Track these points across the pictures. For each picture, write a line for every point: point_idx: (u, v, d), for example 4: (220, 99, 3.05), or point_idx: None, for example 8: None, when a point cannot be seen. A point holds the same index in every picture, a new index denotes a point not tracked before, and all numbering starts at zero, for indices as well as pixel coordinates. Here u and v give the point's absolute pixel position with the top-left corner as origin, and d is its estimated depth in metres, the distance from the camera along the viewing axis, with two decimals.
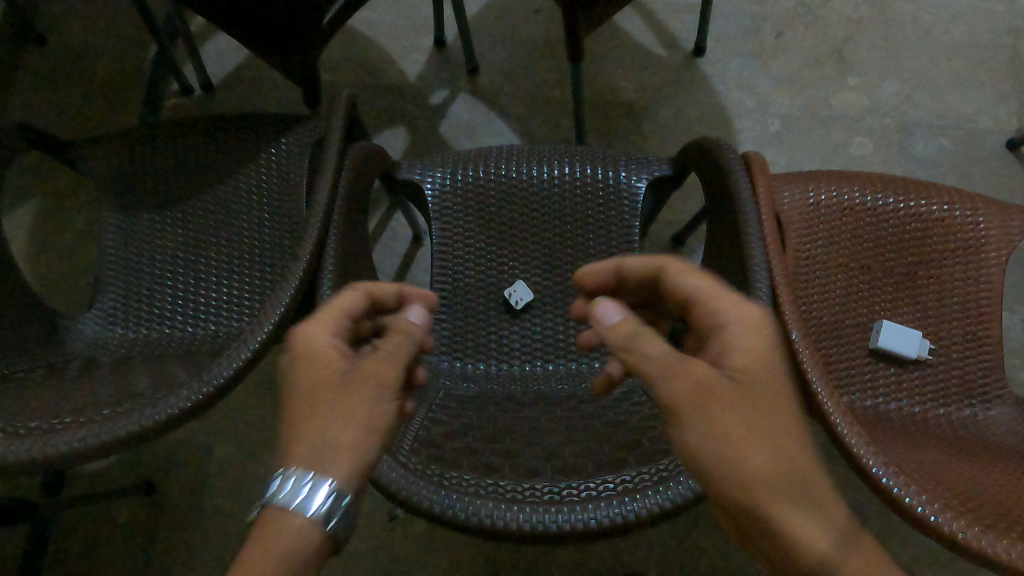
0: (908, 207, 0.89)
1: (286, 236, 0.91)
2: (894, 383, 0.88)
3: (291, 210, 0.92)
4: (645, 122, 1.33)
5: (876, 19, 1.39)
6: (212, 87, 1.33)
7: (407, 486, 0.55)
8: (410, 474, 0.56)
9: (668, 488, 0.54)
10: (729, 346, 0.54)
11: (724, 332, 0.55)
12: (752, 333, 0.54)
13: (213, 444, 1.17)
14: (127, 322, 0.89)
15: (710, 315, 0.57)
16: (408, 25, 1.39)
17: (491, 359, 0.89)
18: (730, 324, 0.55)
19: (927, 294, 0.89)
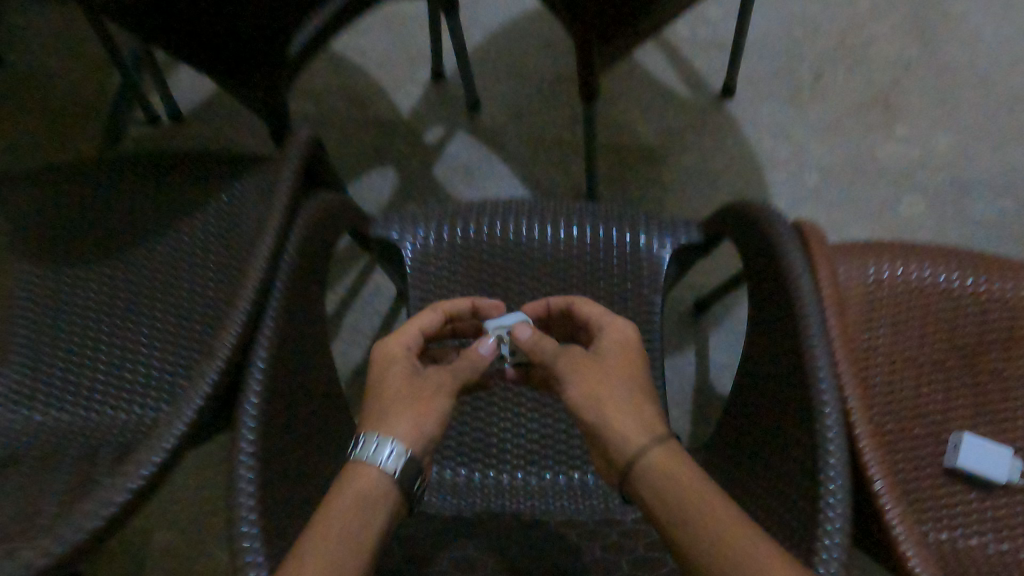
0: (983, 287, 0.75)
1: (225, 292, 0.75)
2: (983, 512, 0.69)
3: (227, 260, 0.76)
4: (665, 169, 1.18)
5: (927, 62, 1.24)
6: (182, 116, 1.19)
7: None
8: None
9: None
10: (596, 370, 0.55)
11: (612, 366, 0.55)
12: (615, 360, 0.56)
13: (152, 528, 1.01)
14: (16, 400, 0.71)
15: (613, 360, 0.56)
16: (404, 54, 1.25)
17: (474, 464, 0.70)
18: (613, 359, 0.56)
19: (1015, 400, 0.73)
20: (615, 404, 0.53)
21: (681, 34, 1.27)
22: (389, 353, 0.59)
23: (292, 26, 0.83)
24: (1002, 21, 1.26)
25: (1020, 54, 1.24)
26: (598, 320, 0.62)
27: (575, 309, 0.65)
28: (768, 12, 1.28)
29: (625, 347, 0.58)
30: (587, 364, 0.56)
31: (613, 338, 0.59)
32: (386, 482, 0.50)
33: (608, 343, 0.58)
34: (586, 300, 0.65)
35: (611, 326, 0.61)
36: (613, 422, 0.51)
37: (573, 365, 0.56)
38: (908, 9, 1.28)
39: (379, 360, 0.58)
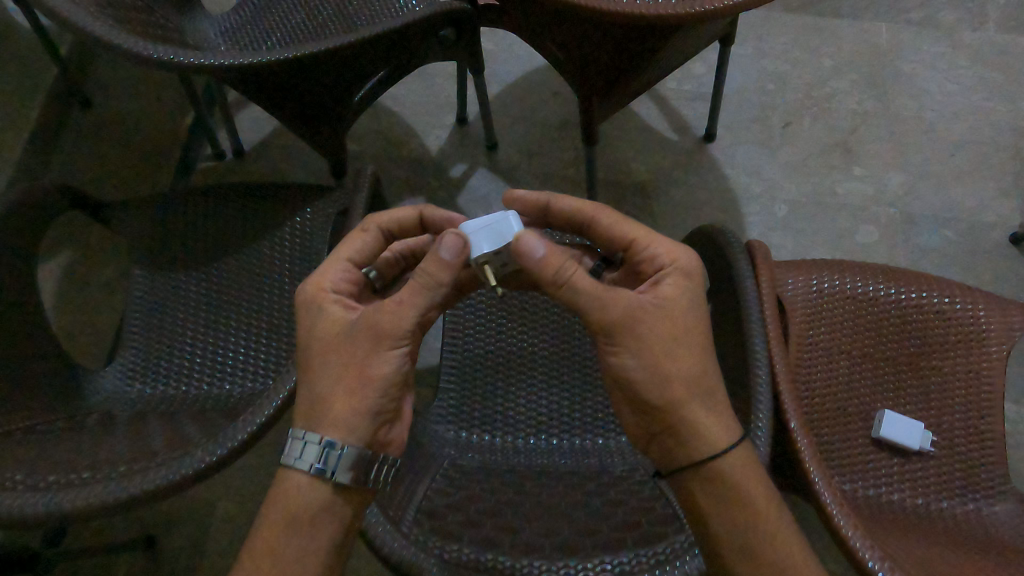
0: (908, 297, 0.93)
1: None
2: (898, 473, 0.88)
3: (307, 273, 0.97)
4: (656, 202, 1.38)
5: (880, 113, 1.44)
6: (244, 152, 1.40)
7: (388, 543, 0.58)
8: (411, 544, 0.58)
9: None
10: (665, 337, 0.61)
11: (674, 331, 0.61)
12: (670, 323, 0.62)
13: (215, 500, 1.18)
14: (144, 378, 0.91)
15: (675, 323, 0.62)
16: (433, 102, 1.46)
17: (495, 430, 0.87)
18: (678, 322, 0.62)
19: (929, 385, 0.91)
20: (694, 383, 0.61)
21: (670, 87, 1.48)
22: (321, 290, 0.64)
23: (353, 85, 1.03)
24: (945, 79, 1.47)
25: (960, 107, 1.44)
26: (656, 256, 0.67)
27: (616, 226, 0.70)
28: (745, 70, 1.50)
29: (679, 295, 0.63)
30: (636, 311, 0.61)
31: (673, 280, 0.64)
32: (339, 414, 0.59)
33: (666, 295, 0.63)
34: (651, 232, 0.68)
35: (673, 268, 0.65)
36: (690, 408, 0.61)
37: (593, 296, 0.60)
38: (865, 68, 1.49)
39: (310, 302, 0.63)
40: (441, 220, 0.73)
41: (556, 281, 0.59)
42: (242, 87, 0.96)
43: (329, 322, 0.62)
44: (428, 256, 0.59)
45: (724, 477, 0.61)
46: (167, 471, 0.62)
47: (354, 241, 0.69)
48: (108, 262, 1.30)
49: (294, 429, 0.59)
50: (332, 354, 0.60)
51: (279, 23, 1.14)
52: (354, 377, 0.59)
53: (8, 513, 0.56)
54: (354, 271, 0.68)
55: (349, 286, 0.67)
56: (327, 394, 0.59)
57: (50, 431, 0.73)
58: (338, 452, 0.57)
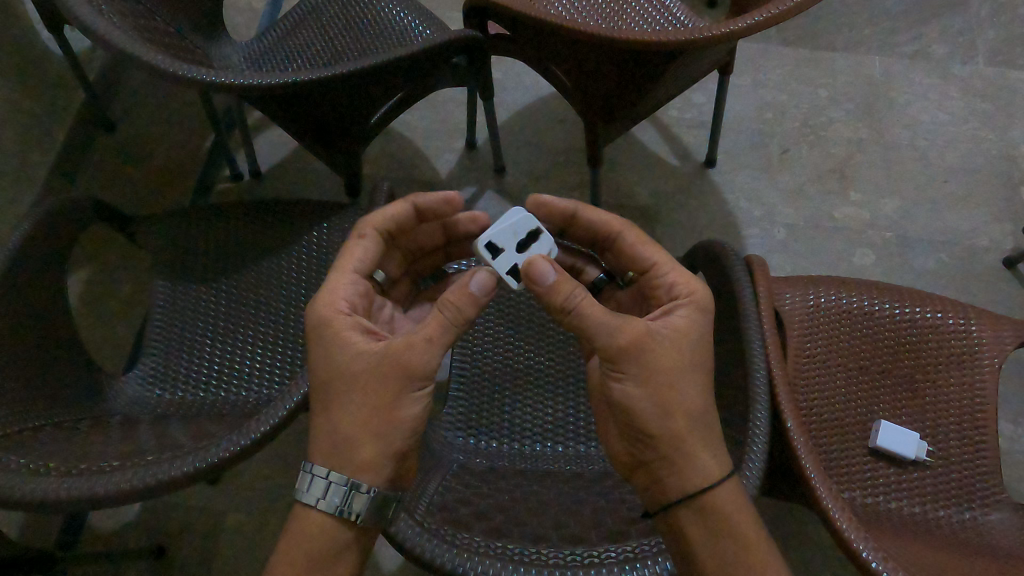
0: (902, 312, 0.96)
1: None
2: (896, 482, 0.90)
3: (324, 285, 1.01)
4: (658, 225, 1.42)
5: (875, 141, 1.50)
6: (261, 174, 1.45)
7: (403, 531, 0.60)
8: (424, 531, 0.61)
9: (642, 566, 0.58)
10: (671, 372, 0.63)
11: (679, 363, 0.64)
12: (679, 357, 0.64)
13: (225, 510, 1.20)
14: (164, 385, 0.95)
15: (681, 356, 0.64)
16: (443, 128, 1.51)
17: (502, 437, 0.90)
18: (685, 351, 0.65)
19: (926, 398, 0.94)
20: (688, 416, 0.64)
21: (671, 115, 1.54)
22: (338, 312, 0.66)
23: (370, 108, 1.09)
24: (937, 109, 1.53)
25: (953, 136, 1.50)
26: (675, 285, 0.70)
27: (638, 250, 0.75)
28: (744, 99, 1.55)
29: (689, 327, 0.66)
30: (647, 338, 0.64)
31: (684, 310, 0.67)
32: (368, 454, 0.62)
33: (677, 325, 0.66)
34: (672, 258, 0.73)
35: (688, 299, 0.68)
36: (687, 441, 0.63)
37: (608, 322, 0.64)
38: (860, 98, 1.55)
39: (326, 327, 0.66)
40: (434, 203, 0.78)
41: (565, 308, 0.64)
42: (265, 108, 1.01)
43: (349, 356, 0.63)
44: (455, 287, 0.63)
45: (714, 510, 0.63)
46: (192, 461, 0.66)
47: (355, 249, 0.72)
48: (127, 277, 1.34)
49: (315, 466, 0.62)
50: (356, 393, 0.62)
51: (300, 50, 1.20)
52: (378, 417, 0.62)
53: (44, 497, 0.60)
54: (362, 283, 0.71)
55: (358, 298, 0.70)
56: (353, 435, 0.62)
57: (79, 428, 0.76)
58: (362, 495, 0.61)
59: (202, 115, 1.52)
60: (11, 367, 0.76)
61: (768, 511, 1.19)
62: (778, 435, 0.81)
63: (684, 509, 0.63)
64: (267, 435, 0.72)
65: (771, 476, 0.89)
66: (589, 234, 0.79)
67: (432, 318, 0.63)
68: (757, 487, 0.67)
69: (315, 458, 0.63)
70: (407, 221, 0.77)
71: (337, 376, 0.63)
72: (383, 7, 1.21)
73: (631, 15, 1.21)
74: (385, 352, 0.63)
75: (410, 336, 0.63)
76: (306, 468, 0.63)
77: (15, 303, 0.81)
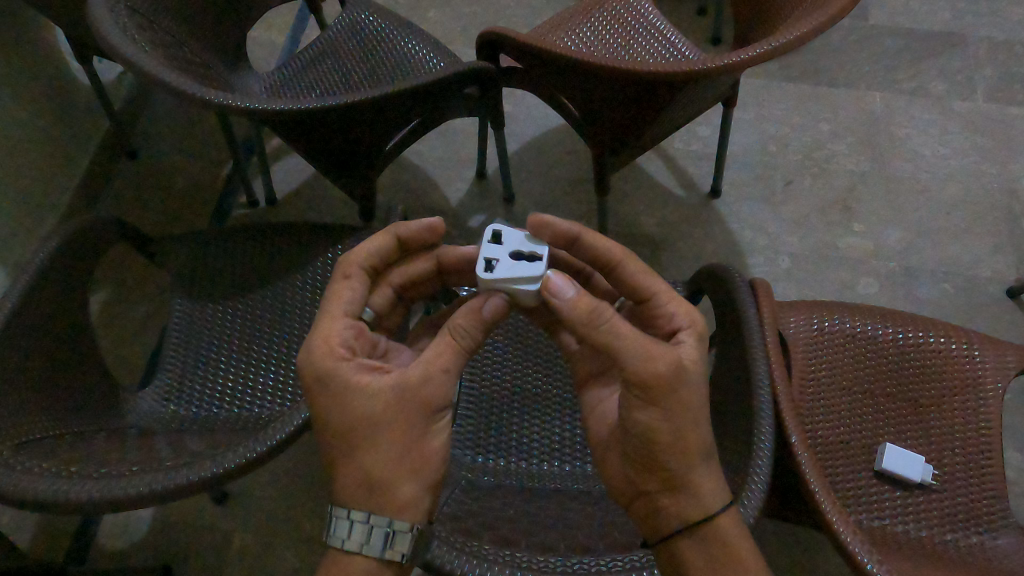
0: (905, 337, 0.97)
1: None
2: (902, 505, 0.90)
3: None
4: (664, 252, 1.44)
5: (877, 173, 1.53)
6: (276, 201, 1.49)
7: (433, 550, 0.61)
8: (448, 546, 0.62)
9: None
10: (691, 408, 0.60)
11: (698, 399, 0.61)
12: (695, 389, 0.61)
13: (232, 530, 1.20)
14: (180, 400, 0.96)
15: (698, 388, 0.61)
16: (454, 157, 1.56)
17: (511, 456, 0.90)
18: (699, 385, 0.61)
19: (930, 422, 0.94)
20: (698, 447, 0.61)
21: (677, 146, 1.58)
22: (339, 357, 0.62)
23: (384, 135, 1.12)
24: (938, 143, 1.56)
25: (953, 169, 1.53)
26: (674, 318, 0.67)
27: (641, 281, 0.72)
28: (749, 132, 1.59)
29: (700, 360, 0.63)
30: (675, 370, 0.60)
31: (692, 342, 0.64)
32: (408, 491, 0.61)
33: (692, 357, 0.62)
34: (672, 292, 0.69)
35: (692, 330, 0.65)
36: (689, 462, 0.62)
37: (634, 355, 0.59)
38: (861, 133, 1.59)
39: (330, 375, 0.61)
40: (414, 232, 0.74)
41: (585, 325, 0.61)
42: (286, 135, 1.04)
43: (365, 399, 0.60)
44: (465, 309, 0.64)
45: (716, 539, 0.61)
46: (209, 466, 0.68)
47: (343, 291, 0.67)
48: (144, 299, 1.37)
49: (353, 511, 0.60)
50: (387, 434, 0.60)
51: (317, 80, 1.25)
52: (411, 448, 0.61)
53: (66, 498, 0.62)
54: (356, 324, 0.67)
55: (355, 341, 0.66)
56: (392, 473, 0.60)
57: (98, 438, 0.78)
58: (405, 534, 0.59)
59: (221, 144, 1.57)
60: (35, 377, 0.78)
61: (776, 539, 1.18)
62: (782, 454, 0.82)
63: (687, 539, 0.62)
64: (280, 444, 0.74)
65: (775, 498, 0.89)
66: (586, 259, 0.76)
67: (447, 344, 0.63)
68: (756, 514, 0.65)
69: (341, 504, 0.61)
70: (389, 254, 0.73)
71: (364, 421, 0.60)
72: (398, 41, 1.27)
73: (637, 49, 1.26)
74: (406, 390, 0.60)
75: (426, 365, 0.61)
76: (342, 513, 0.60)
77: (41, 316, 0.84)
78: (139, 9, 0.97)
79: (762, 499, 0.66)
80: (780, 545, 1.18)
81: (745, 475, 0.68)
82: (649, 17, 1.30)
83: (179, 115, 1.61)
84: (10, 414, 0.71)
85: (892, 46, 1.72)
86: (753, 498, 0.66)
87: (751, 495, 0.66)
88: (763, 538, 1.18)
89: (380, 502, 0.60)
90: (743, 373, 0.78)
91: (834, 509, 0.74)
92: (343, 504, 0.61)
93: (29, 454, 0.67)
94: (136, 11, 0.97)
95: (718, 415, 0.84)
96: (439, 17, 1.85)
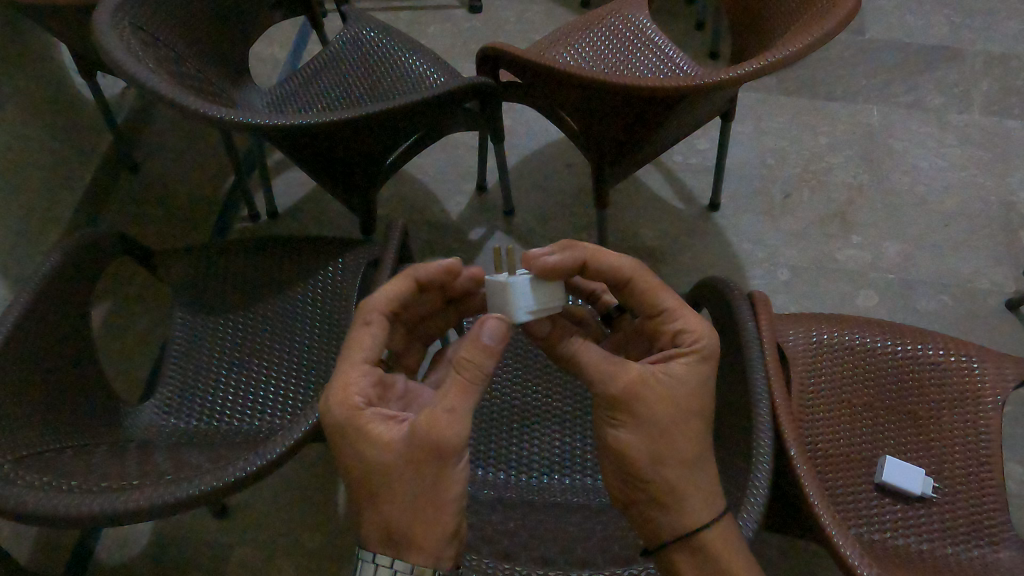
0: (904, 349, 0.98)
1: (335, 343, 1.02)
2: (903, 518, 0.90)
3: (339, 319, 1.04)
4: (664, 265, 1.45)
5: (875, 186, 1.53)
6: (277, 215, 1.50)
7: None
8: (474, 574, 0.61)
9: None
10: (664, 427, 0.60)
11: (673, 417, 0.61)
12: (677, 407, 0.61)
13: (232, 545, 1.20)
14: (180, 415, 0.96)
15: (671, 407, 0.61)
16: (455, 171, 1.57)
17: (511, 469, 0.90)
18: (678, 406, 0.61)
19: (930, 435, 0.94)
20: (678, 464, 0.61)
21: (676, 160, 1.59)
22: (354, 408, 0.61)
23: (385, 149, 1.13)
24: (935, 156, 1.57)
25: (950, 182, 1.53)
26: (679, 334, 0.65)
27: (655, 295, 0.67)
28: (747, 146, 1.60)
29: (686, 379, 0.62)
30: (641, 388, 0.60)
31: (682, 357, 0.63)
32: (428, 538, 0.58)
33: (673, 373, 0.62)
34: (688, 309, 0.66)
35: (689, 353, 0.63)
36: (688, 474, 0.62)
37: (611, 380, 0.61)
38: (859, 146, 1.60)
39: (348, 426, 0.60)
40: (432, 274, 0.71)
41: (568, 354, 0.63)
42: (289, 150, 1.06)
43: (380, 449, 0.58)
44: (466, 343, 0.58)
45: (705, 554, 0.61)
46: (210, 480, 0.68)
47: (364, 337, 0.65)
48: (146, 312, 1.38)
49: (378, 555, 0.59)
50: (401, 482, 0.58)
51: (319, 95, 1.26)
52: (429, 495, 0.58)
53: (66, 512, 0.62)
54: (375, 371, 0.65)
55: (375, 389, 0.64)
56: (409, 519, 0.58)
57: (98, 452, 0.78)
58: None
59: (223, 158, 1.59)
60: (36, 391, 0.79)
61: (778, 553, 1.18)
62: (782, 467, 0.82)
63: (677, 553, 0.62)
64: (281, 458, 0.74)
65: (775, 511, 0.89)
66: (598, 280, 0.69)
67: (453, 388, 0.58)
68: (755, 527, 0.65)
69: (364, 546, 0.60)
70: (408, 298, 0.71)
71: (374, 469, 0.58)
72: (398, 56, 1.28)
73: (635, 64, 1.27)
74: (413, 440, 0.57)
75: (432, 413, 0.57)
76: (367, 558, 0.60)
77: (44, 330, 0.84)
78: (143, 26, 0.98)
79: (761, 512, 0.66)
80: (782, 560, 1.17)
81: (744, 488, 0.68)
82: (647, 32, 1.31)
83: (181, 129, 1.62)
84: (11, 428, 0.72)
85: (888, 60, 1.74)
86: (752, 510, 0.66)
87: (751, 507, 0.66)
88: (765, 552, 1.18)
89: (399, 545, 0.59)
90: (742, 385, 0.78)
91: (833, 522, 0.74)
92: (369, 548, 0.60)
93: (30, 468, 0.67)
94: (140, 28, 0.98)
95: (717, 428, 0.84)
96: (440, 32, 1.87)
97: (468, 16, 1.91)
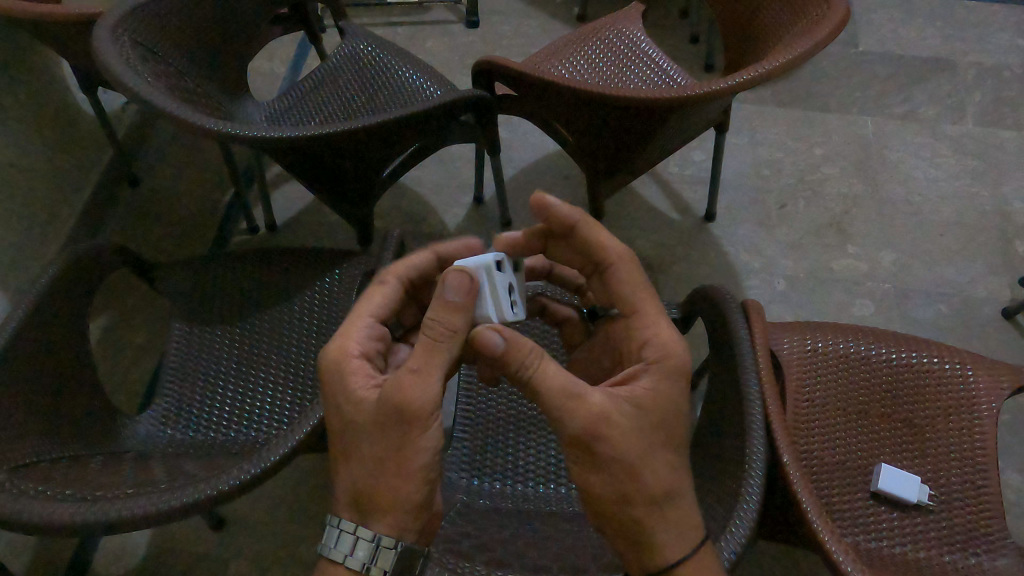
0: (898, 357, 0.98)
1: None
2: (900, 528, 0.90)
3: (337, 328, 1.04)
4: (660, 275, 1.45)
5: (870, 196, 1.54)
6: (276, 227, 1.51)
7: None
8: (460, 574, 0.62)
9: None
10: (641, 452, 0.59)
11: (652, 444, 0.60)
12: (656, 426, 0.60)
13: (228, 557, 1.20)
14: (176, 424, 0.97)
15: (641, 436, 0.59)
16: (452, 185, 1.58)
17: (506, 479, 0.90)
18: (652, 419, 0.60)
19: (925, 444, 0.94)
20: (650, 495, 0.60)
21: (671, 171, 1.61)
22: (347, 355, 0.63)
23: (380, 160, 1.14)
24: (929, 166, 1.58)
25: (945, 191, 1.54)
26: (646, 344, 0.66)
27: (624, 290, 0.69)
28: (743, 158, 1.62)
29: (664, 398, 0.62)
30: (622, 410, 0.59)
31: (651, 382, 0.62)
32: (391, 497, 0.58)
33: (653, 398, 0.61)
34: (659, 311, 0.67)
35: (657, 366, 0.63)
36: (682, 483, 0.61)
37: (574, 403, 0.58)
38: (853, 157, 1.61)
39: (333, 369, 0.62)
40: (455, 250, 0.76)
41: (518, 376, 0.60)
42: (290, 165, 1.06)
43: (354, 405, 0.60)
44: (433, 304, 0.58)
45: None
46: (205, 487, 0.68)
47: (373, 295, 0.68)
48: (145, 324, 1.38)
49: (344, 520, 0.60)
50: (368, 438, 0.59)
51: (316, 109, 1.28)
52: (390, 458, 0.58)
53: (57, 522, 0.62)
54: (377, 325, 0.67)
55: (371, 342, 0.65)
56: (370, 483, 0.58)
57: (94, 461, 0.79)
58: (389, 552, 0.57)
59: (224, 172, 1.60)
60: (33, 400, 0.79)
61: (778, 563, 1.17)
62: (776, 475, 0.82)
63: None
64: (275, 466, 0.74)
65: (770, 521, 0.89)
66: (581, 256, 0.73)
67: (423, 348, 0.58)
68: (742, 545, 0.63)
69: (340, 512, 0.61)
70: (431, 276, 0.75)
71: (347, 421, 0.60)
72: (395, 70, 1.30)
73: (628, 75, 1.28)
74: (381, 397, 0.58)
75: (398, 374, 0.57)
76: (334, 522, 0.60)
77: (40, 339, 0.85)
78: (143, 42, 1.00)
79: (754, 518, 0.65)
80: (780, 571, 1.17)
81: (737, 493, 0.68)
82: (641, 44, 1.33)
83: (183, 145, 1.65)
84: (8, 437, 0.72)
85: (882, 71, 1.76)
86: (745, 517, 0.65)
87: (743, 513, 0.66)
88: (763, 562, 1.17)
89: (365, 511, 0.59)
90: (736, 391, 0.78)
91: (825, 528, 0.74)
92: (338, 514, 0.61)
93: (24, 476, 0.67)
94: (140, 43, 0.99)
95: (711, 436, 0.84)
96: (437, 47, 1.89)
97: (466, 31, 1.93)
